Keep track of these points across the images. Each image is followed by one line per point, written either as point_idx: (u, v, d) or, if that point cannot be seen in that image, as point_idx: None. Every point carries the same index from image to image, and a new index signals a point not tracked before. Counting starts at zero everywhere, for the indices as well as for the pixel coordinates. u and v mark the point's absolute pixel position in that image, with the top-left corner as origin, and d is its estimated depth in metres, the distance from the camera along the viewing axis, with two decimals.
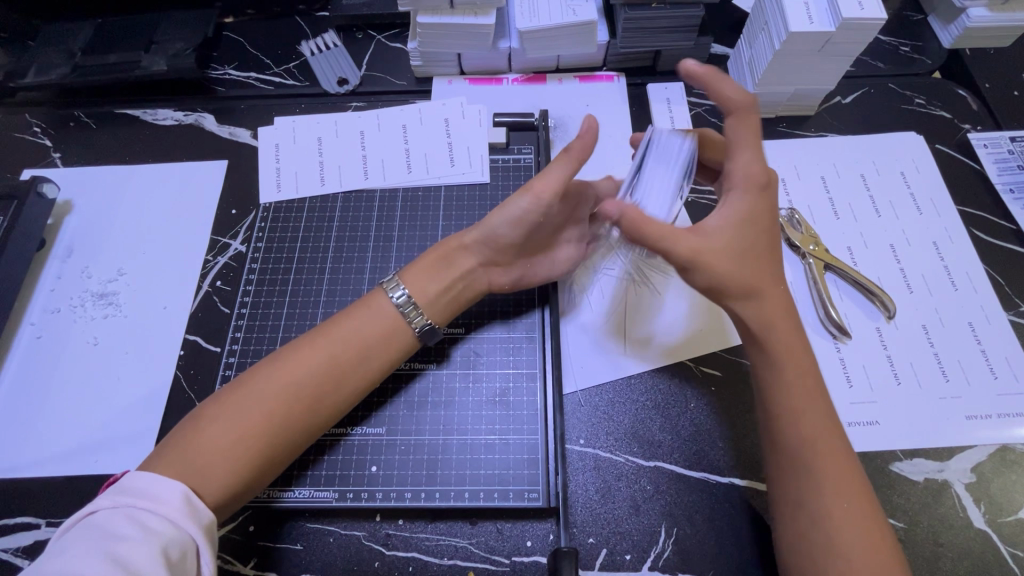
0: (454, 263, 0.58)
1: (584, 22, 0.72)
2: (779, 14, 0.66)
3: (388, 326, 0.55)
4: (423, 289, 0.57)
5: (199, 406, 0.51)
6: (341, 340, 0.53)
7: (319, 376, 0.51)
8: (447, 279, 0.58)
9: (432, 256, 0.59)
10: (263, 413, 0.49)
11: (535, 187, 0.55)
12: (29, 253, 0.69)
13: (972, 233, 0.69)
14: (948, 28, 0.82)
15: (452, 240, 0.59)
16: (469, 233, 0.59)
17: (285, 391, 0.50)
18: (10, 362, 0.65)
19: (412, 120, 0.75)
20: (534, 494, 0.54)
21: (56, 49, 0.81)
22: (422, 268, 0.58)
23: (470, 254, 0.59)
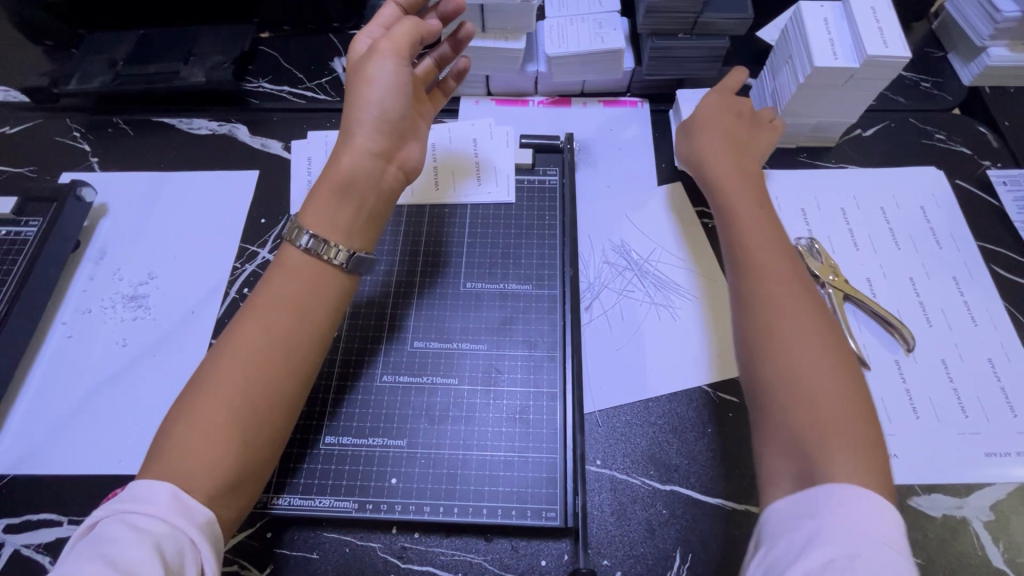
0: (349, 168, 0.57)
1: (612, 49, 0.74)
2: (803, 48, 0.68)
3: (319, 274, 0.55)
4: (325, 206, 0.56)
5: (166, 418, 0.50)
6: (270, 308, 0.53)
7: (260, 352, 0.51)
8: (356, 196, 0.57)
9: (327, 189, 0.57)
10: (222, 405, 0.49)
11: (396, 48, 0.58)
12: (64, 254, 0.71)
13: (991, 269, 0.70)
14: (969, 66, 0.84)
15: (341, 157, 0.57)
16: (354, 144, 0.58)
17: (240, 374, 0.50)
18: (40, 358, 0.66)
19: (441, 138, 0.76)
20: (552, 513, 0.54)
21: (99, 58, 0.84)
22: (322, 204, 0.56)
23: (367, 159, 0.58)
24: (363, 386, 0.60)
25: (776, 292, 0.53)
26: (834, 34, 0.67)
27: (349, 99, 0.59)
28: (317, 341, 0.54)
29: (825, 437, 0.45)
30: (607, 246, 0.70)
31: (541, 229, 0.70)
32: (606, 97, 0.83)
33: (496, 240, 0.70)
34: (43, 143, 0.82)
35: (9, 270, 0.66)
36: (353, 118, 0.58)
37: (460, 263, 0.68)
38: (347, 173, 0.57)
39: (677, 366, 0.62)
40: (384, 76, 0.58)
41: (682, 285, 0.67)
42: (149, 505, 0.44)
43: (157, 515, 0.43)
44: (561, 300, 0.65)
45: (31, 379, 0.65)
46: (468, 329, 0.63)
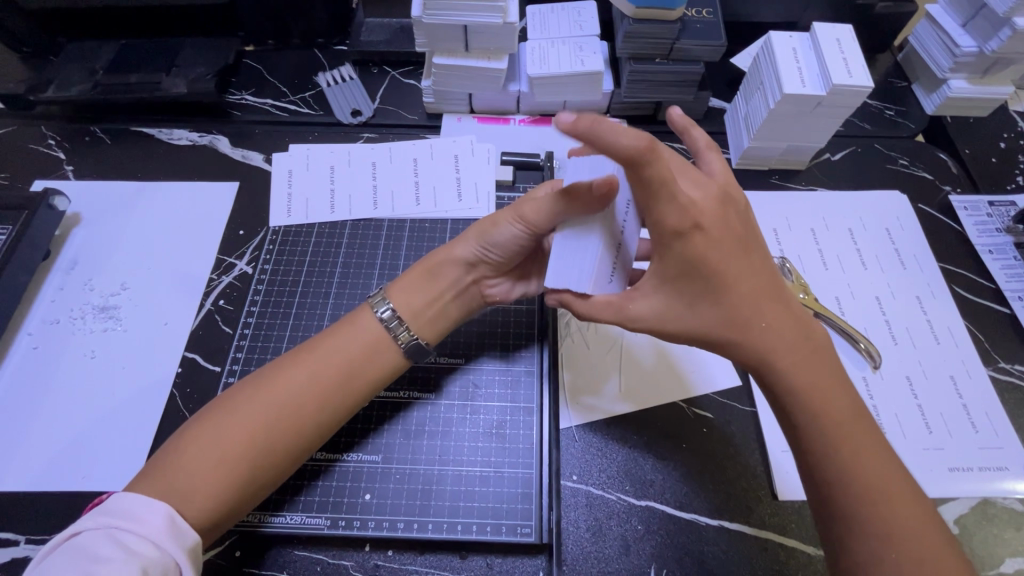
0: (444, 275, 0.59)
1: (591, 72, 0.77)
2: (774, 76, 0.70)
3: (375, 342, 0.55)
4: (405, 299, 0.58)
5: (182, 428, 0.51)
6: (324, 358, 0.53)
7: (302, 396, 0.51)
8: (435, 292, 0.59)
9: (418, 271, 0.59)
10: (244, 434, 0.49)
11: (524, 215, 0.56)
12: (34, 264, 0.69)
13: (953, 289, 0.73)
14: (930, 96, 0.88)
15: (441, 252, 0.60)
16: (456, 247, 0.60)
17: (265, 415, 0.50)
18: (2, 371, 0.64)
19: (423, 154, 0.78)
20: (527, 529, 0.54)
21: (78, 67, 0.84)
22: (410, 282, 0.59)
23: (459, 266, 0.59)
24: None
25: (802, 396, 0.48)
26: (801, 64, 0.70)
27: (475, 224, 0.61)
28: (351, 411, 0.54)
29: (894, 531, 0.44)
30: None
31: None
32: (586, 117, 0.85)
33: None
34: (16, 150, 0.81)
35: None
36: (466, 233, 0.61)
37: None
38: (437, 268, 0.59)
39: (652, 382, 0.63)
40: (504, 227, 0.58)
41: None
42: (137, 522, 0.43)
43: (148, 537, 0.42)
44: (539, 316, 0.66)
45: None
46: (447, 344, 0.63)
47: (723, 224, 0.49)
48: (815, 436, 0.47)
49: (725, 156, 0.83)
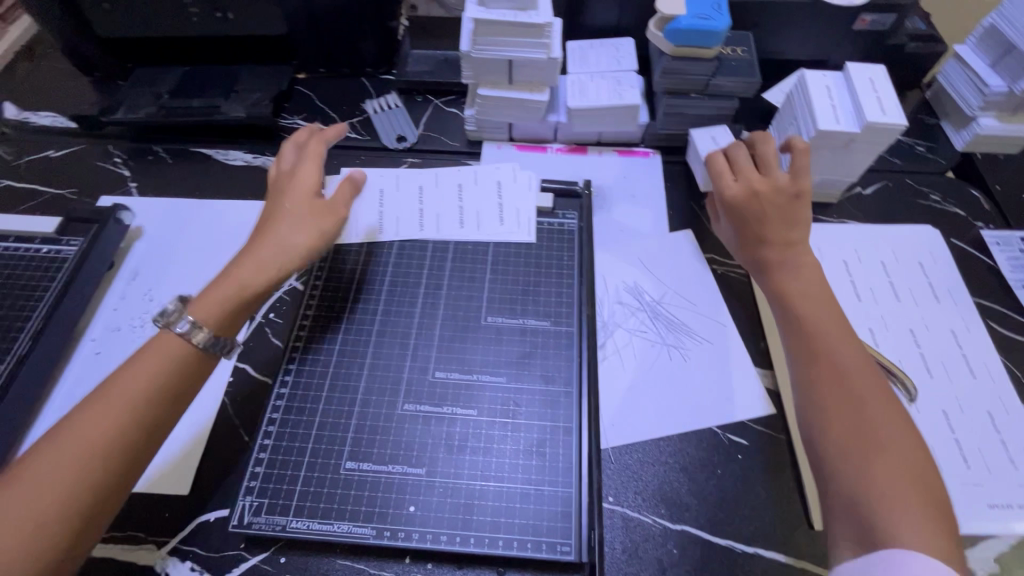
0: (247, 280, 0.61)
1: (629, 105, 0.80)
2: (808, 113, 0.73)
3: (178, 351, 0.56)
4: (217, 307, 0.59)
5: (74, 430, 0.51)
6: (139, 376, 0.54)
7: (115, 412, 0.52)
8: (230, 289, 0.60)
9: (237, 279, 0.61)
10: (76, 442, 0.50)
11: (303, 195, 0.67)
12: (100, 274, 0.73)
13: (988, 324, 0.73)
14: (961, 133, 0.89)
15: (259, 253, 0.63)
16: (276, 239, 0.63)
17: (90, 429, 0.51)
18: (67, 374, 0.68)
19: (468, 180, 0.80)
20: (567, 547, 0.54)
21: (145, 92, 0.90)
22: (230, 286, 0.60)
23: (262, 257, 0.62)
24: (384, 413, 0.61)
25: (827, 367, 0.57)
26: (835, 101, 0.72)
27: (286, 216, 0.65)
28: (156, 418, 0.54)
29: (892, 504, 0.49)
30: (621, 287, 0.73)
31: (560, 269, 0.72)
32: (621, 147, 0.88)
33: (516, 277, 0.71)
34: (85, 167, 0.87)
35: (48, 288, 0.69)
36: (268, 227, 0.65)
37: (479, 299, 0.69)
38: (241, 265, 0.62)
39: (686, 407, 0.64)
40: (296, 207, 0.66)
41: (692, 328, 0.70)
42: None
43: None
44: (579, 338, 0.66)
45: (57, 394, 0.67)
46: (490, 362, 0.64)
47: (786, 232, 0.66)
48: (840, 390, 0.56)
49: None
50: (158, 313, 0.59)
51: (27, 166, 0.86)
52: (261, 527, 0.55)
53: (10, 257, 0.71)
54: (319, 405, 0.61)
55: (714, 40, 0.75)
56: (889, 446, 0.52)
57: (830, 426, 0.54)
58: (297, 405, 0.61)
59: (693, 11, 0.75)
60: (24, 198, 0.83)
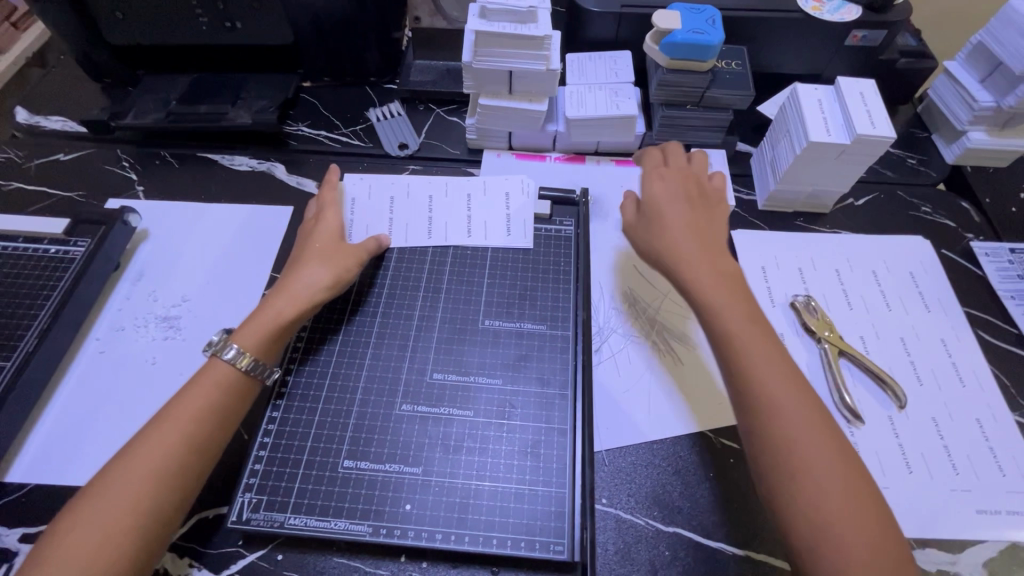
0: (282, 314, 0.63)
1: (625, 116, 0.82)
2: (801, 124, 0.75)
3: (225, 379, 0.58)
4: (256, 336, 0.61)
5: (129, 458, 0.53)
6: (193, 405, 0.56)
7: (173, 442, 0.53)
8: (267, 320, 0.62)
9: (273, 312, 0.63)
10: (139, 471, 0.51)
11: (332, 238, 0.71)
12: (106, 275, 0.75)
13: (977, 333, 0.74)
14: (951, 146, 0.91)
15: (295, 287, 0.65)
16: (308, 276, 0.66)
17: (153, 458, 0.52)
18: (71, 372, 0.69)
19: (477, 190, 0.81)
20: (559, 547, 0.55)
21: (154, 98, 0.92)
22: (267, 317, 0.62)
23: (298, 290, 0.65)
24: (382, 413, 0.62)
25: (762, 394, 0.54)
26: (827, 114, 0.74)
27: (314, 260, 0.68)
28: (207, 443, 0.55)
29: (804, 508, 0.50)
30: (617, 293, 0.74)
31: (557, 274, 0.74)
32: (618, 157, 0.90)
33: (514, 282, 0.73)
34: (94, 170, 0.89)
35: (55, 288, 0.70)
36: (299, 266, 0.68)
37: (478, 303, 0.71)
38: (278, 297, 0.64)
39: (678, 411, 0.65)
40: (327, 249, 0.69)
41: (686, 334, 0.71)
42: None
43: None
44: (575, 342, 0.68)
45: (61, 391, 0.68)
46: (487, 364, 0.66)
47: (707, 232, 0.66)
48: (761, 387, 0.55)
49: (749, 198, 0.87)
50: (207, 344, 0.61)
51: (37, 169, 0.88)
52: (260, 523, 0.56)
53: (18, 258, 0.73)
54: (319, 405, 0.62)
55: (709, 54, 0.77)
56: (831, 480, 0.50)
57: (781, 470, 0.51)
58: (297, 405, 0.62)
59: (688, 25, 0.78)
60: (33, 200, 0.85)
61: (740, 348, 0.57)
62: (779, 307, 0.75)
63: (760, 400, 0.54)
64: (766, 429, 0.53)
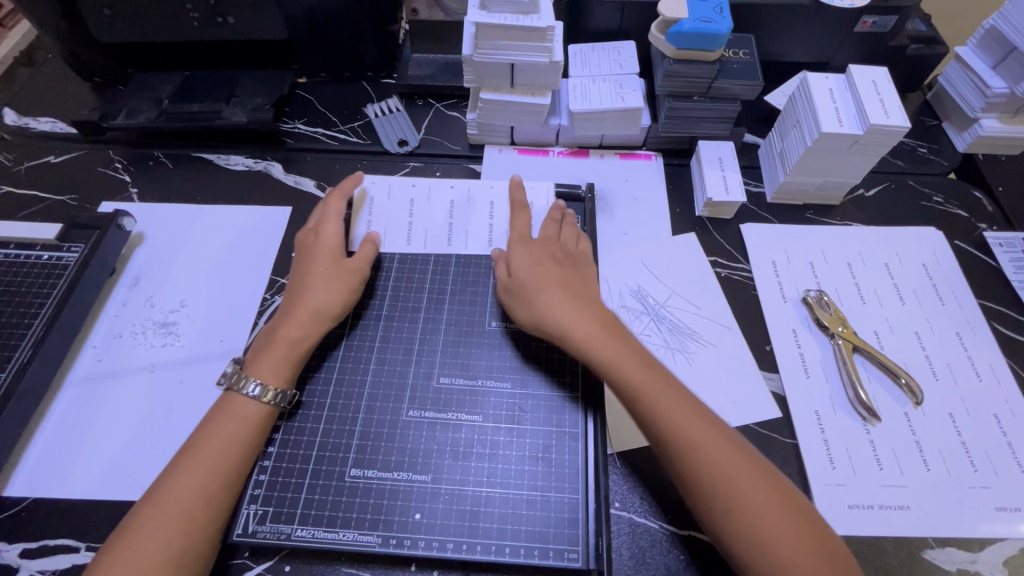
0: (297, 341, 0.61)
1: (631, 109, 0.80)
2: (812, 115, 0.73)
3: (253, 415, 0.57)
4: (274, 369, 0.59)
5: (158, 494, 0.51)
6: (223, 438, 0.55)
7: (205, 475, 0.52)
8: (282, 351, 0.60)
9: (283, 342, 0.61)
10: (173, 507, 0.50)
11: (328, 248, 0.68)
12: (100, 281, 0.73)
13: (992, 326, 0.73)
14: (962, 134, 0.89)
15: (302, 309, 0.63)
16: (315, 296, 0.64)
17: (185, 493, 0.51)
18: (68, 382, 0.68)
19: (484, 193, 0.78)
20: (574, 554, 0.54)
21: (145, 97, 0.90)
22: (278, 350, 0.60)
23: (309, 315, 0.62)
24: (389, 420, 0.60)
25: (667, 410, 0.55)
26: (838, 104, 0.72)
27: (313, 275, 0.65)
28: (237, 473, 0.54)
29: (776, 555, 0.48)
30: (624, 291, 0.73)
31: None
32: (622, 150, 0.88)
33: None
34: (85, 173, 0.86)
35: (48, 296, 0.68)
36: (300, 285, 0.65)
37: (484, 304, 0.69)
38: (286, 324, 0.62)
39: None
40: (327, 262, 0.66)
41: (696, 332, 0.70)
42: None
43: None
44: None
45: (58, 402, 0.66)
46: (495, 368, 0.64)
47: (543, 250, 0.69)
48: (674, 432, 0.54)
49: (758, 190, 0.85)
50: (220, 375, 0.59)
51: (27, 173, 0.86)
52: (266, 535, 0.54)
53: (10, 265, 0.71)
54: (324, 412, 0.61)
55: (715, 43, 0.75)
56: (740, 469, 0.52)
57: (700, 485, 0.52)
58: (302, 412, 0.61)
59: (695, 14, 0.75)
60: (24, 204, 0.82)
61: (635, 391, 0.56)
62: (790, 302, 0.73)
63: (668, 416, 0.55)
64: (672, 443, 0.54)
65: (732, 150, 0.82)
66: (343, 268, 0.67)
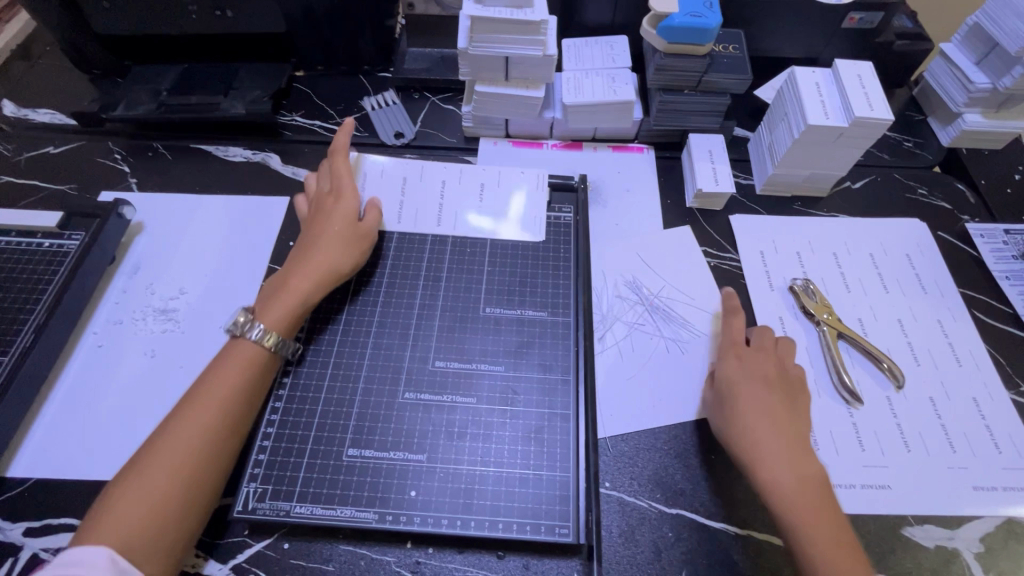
0: (306, 293, 0.63)
1: (623, 102, 0.81)
2: (798, 108, 0.75)
3: (255, 358, 0.59)
4: (281, 315, 0.61)
5: (163, 433, 0.53)
6: (225, 384, 0.56)
7: (210, 419, 0.54)
8: (289, 299, 0.62)
9: (293, 291, 0.63)
10: (179, 448, 0.52)
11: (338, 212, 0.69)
12: (101, 269, 0.74)
13: (972, 314, 0.75)
14: (947, 129, 0.92)
15: (312, 262, 0.65)
16: (323, 252, 0.66)
17: (191, 435, 0.53)
18: (70, 366, 0.69)
19: (491, 181, 0.80)
20: (565, 529, 0.55)
21: (144, 89, 0.91)
22: (286, 296, 0.62)
23: (316, 267, 0.65)
24: (386, 402, 0.62)
25: (771, 469, 0.56)
26: (824, 97, 0.74)
27: (320, 236, 0.67)
28: (241, 417, 0.56)
29: None
30: (616, 279, 0.75)
31: (556, 261, 0.74)
32: (615, 143, 0.90)
33: (513, 271, 0.72)
34: (85, 163, 0.87)
35: (50, 283, 0.70)
36: (309, 243, 0.67)
37: (479, 292, 0.71)
38: (296, 274, 0.64)
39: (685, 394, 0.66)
40: (337, 226, 0.68)
41: (686, 320, 0.71)
42: None
43: None
44: (576, 328, 0.68)
45: (60, 385, 0.67)
46: (489, 352, 0.66)
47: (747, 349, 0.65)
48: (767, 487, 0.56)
49: (748, 182, 0.87)
50: (230, 321, 0.61)
51: (27, 163, 0.87)
52: (265, 512, 0.56)
53: (12, 252, 0.72)
54: (322, 394, 0.62)
55: (705, 37, 0.77)
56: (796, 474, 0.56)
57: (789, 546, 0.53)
58: (300, 394, 0.62)
59: (685, 9, 0.77)
60: (24, 193, 0.84)
61: (756, 452, 0.57)
62: (777, 291, 0.75)
63: (772, 476, 0.56)
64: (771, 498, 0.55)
65: (722, 143, 0.84)
66: (352, 231, 0.68)
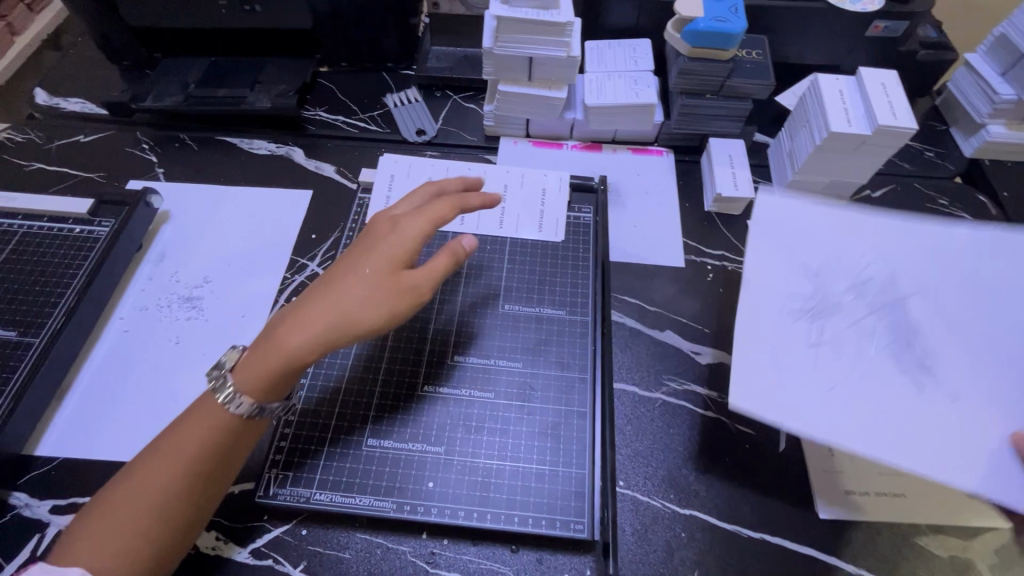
0: (295, 350, 0.52)
1: (644, 104, 0.82)
2: (821, 115, 0.75)
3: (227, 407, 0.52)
4: (256, 378, 0.52)
5: (134, 474, 0.50)
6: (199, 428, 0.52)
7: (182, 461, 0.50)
8: (269, 358, 0.52)
9: (279, 346, 0.52)
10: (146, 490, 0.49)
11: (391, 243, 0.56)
12: (129, 256, 0.76)
13: None
14: (969, 139, 0.91)
15: (316, 308, 0.53)
16: (337, 296, 0.53)
17: (159, 478, 0.49)
18: (97, 350, 0.70)
19: (514, 181, 0.80)
20: (580, 525, 0.56)
21: (172, 81, 0.92)
22: (265, 355, 0.52)
23: (309, 323, 0.53)
24: (405, 394, 0.63)
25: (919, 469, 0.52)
26: (848, 105, 0.74)
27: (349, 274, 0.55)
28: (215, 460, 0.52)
29: None
30: (633, 281, 0.75)
31: (574, 260, 0.74)
32: (635, 146, 0.90)
33: (532, 270, 0.73)
34: (113, 152, 0.89)
35: (80, 267, 0.71)
36: (337, 280, 0.55)
37: (499, 289, 0.71)
38: (291, 325, 0.53)
39: (701, 399, 0.66)
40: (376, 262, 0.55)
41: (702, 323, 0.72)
42: None
43: None
44: (593, 327, 0.68)
45: (87, 368, 0.69)
46: (508, 348, 0.66)
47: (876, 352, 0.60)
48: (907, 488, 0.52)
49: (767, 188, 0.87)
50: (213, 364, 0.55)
51: (58, 151, 0.89)
52: (285, 498, 0.57)
53: (44, 237, 0.74)
54: (343, 385, 0.63)
55: (729, 42, 0.77)
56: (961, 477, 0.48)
57: None
58: (321, 384, 0.63)
59: (710, 13, 0.78)
60: (55, 179, 0.86)
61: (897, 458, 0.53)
62: None
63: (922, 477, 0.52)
64: None
65: (742, 148, 0.84)
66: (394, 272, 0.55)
